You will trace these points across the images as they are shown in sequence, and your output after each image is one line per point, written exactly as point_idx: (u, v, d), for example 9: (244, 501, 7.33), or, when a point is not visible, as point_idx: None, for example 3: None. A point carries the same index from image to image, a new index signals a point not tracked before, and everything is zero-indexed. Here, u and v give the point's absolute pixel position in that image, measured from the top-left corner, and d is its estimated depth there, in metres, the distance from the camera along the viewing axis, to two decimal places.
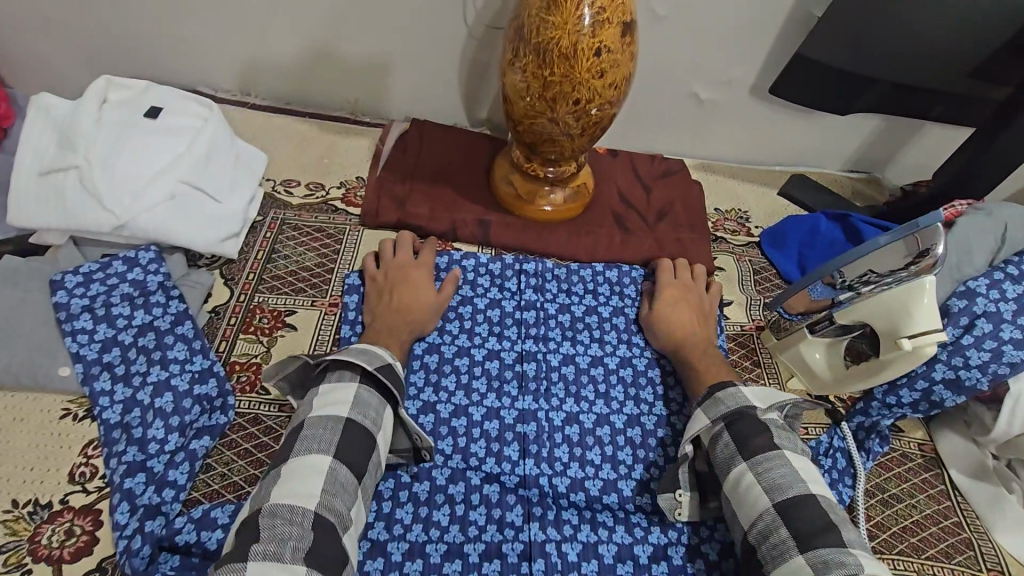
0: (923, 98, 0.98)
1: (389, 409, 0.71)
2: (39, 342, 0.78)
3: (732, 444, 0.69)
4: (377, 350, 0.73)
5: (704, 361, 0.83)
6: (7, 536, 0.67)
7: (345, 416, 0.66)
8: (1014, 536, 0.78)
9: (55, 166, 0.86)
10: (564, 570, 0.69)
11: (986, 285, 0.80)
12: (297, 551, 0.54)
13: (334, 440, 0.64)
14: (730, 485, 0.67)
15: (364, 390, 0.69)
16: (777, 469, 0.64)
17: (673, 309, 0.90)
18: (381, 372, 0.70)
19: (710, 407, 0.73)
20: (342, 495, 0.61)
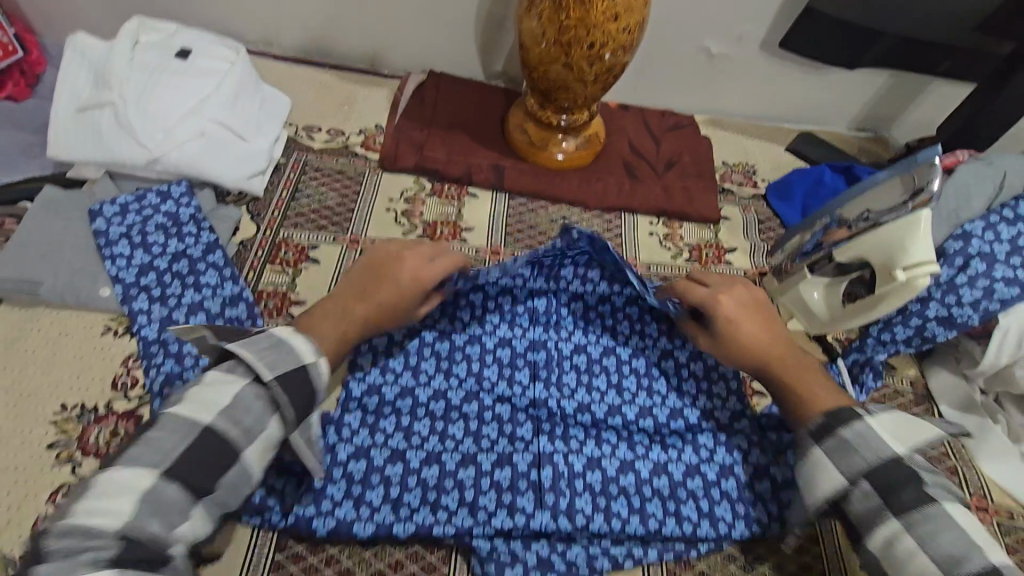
0: (930, 52, 1.00)
1: (276, 422, 0.58)
2: (81, 264, 0.83)
3: (876, 495, 0.59)
4: (295, 343, 0.60)
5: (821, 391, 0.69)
6: (59, 434, 0.72)
7: (205, 424, 0.54)
8: (995, 463, 0.83)
9: (91, 103, 0.91)
10: (570, 479, 0.74)
11: (982, 228, 0.84)
12: (97, 561, 0.46)
13: (171, 455, 0.52)
14: (879, 545, 0.57)
15: (251, 394, 0.57)
16: (941, 534, 0.55)
17: (748, 321, 0.73)
18: (277, 381, 0.58)
19: (838, 455, 0.62)
20: (165, 515, 0.51)
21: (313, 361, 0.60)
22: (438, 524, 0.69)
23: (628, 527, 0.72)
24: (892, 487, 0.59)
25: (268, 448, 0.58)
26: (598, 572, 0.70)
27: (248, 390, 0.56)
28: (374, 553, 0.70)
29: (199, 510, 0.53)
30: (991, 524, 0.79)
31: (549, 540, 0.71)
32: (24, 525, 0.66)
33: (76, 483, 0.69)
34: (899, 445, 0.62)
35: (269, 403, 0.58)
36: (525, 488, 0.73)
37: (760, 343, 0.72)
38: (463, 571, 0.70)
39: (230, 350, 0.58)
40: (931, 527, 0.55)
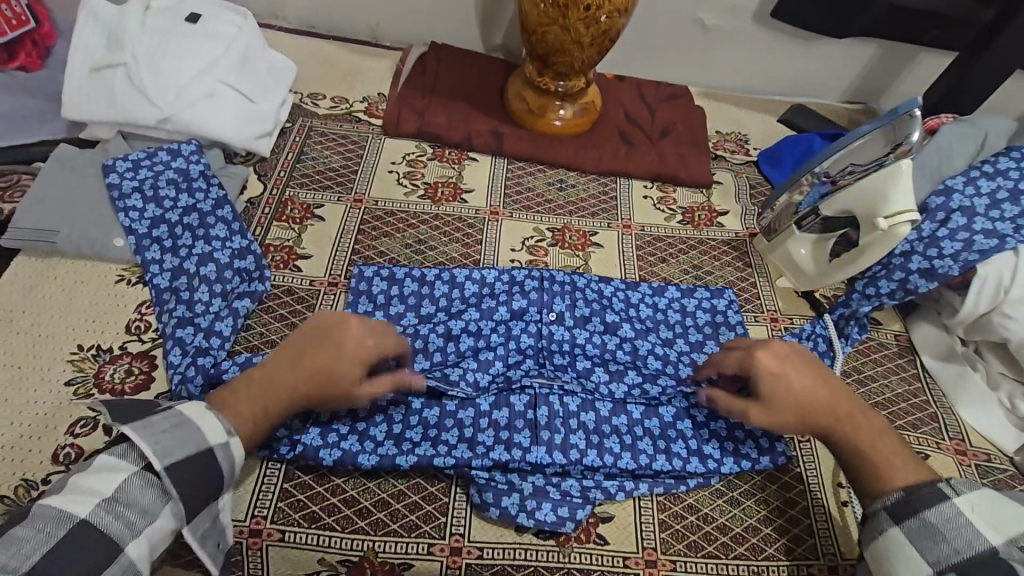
0: (915, 20, 1.03)
1: (169, 511, 0.57)
2: (95, 216, 0.86)
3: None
4: (200, 424, 0.60)
5: (882, 451, 0.66)
6: (76, 372, 0.76)
7: (76, 517, 0.53)
8: (975, 409, 0.86)
9: (106, 64, 0.94)
10: (564, 418, 0.77)
11: (963, 182, 0.87)
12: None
13: (34, 554, 0.50)
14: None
15: (139, 484, 0.56)
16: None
17: (806, 391, 0.68)
18: (171, 468, 0.57)
19: (923, 542, 0.59)
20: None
21: (222, 443, 0.61)
22: (438, 456, 0.73)
23: (621, 462, 0.75)
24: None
25: (157, 539, 0.56)
26: (592, 502, 0.73)
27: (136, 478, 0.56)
28: (377, 484, 0.73)
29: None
30: (970, 465, 0.82)
31: (545, 473, 0.74)
32: (44, 453, 0.69)
33: (93, 416, 0.73)
34: (996, 538, 0.57)
35: (158, 493, 0.57)
36: (522, 426, 0.76)
37: (818, 403, 0.68)
38: (463, 501, 0.73)
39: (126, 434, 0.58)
40: None
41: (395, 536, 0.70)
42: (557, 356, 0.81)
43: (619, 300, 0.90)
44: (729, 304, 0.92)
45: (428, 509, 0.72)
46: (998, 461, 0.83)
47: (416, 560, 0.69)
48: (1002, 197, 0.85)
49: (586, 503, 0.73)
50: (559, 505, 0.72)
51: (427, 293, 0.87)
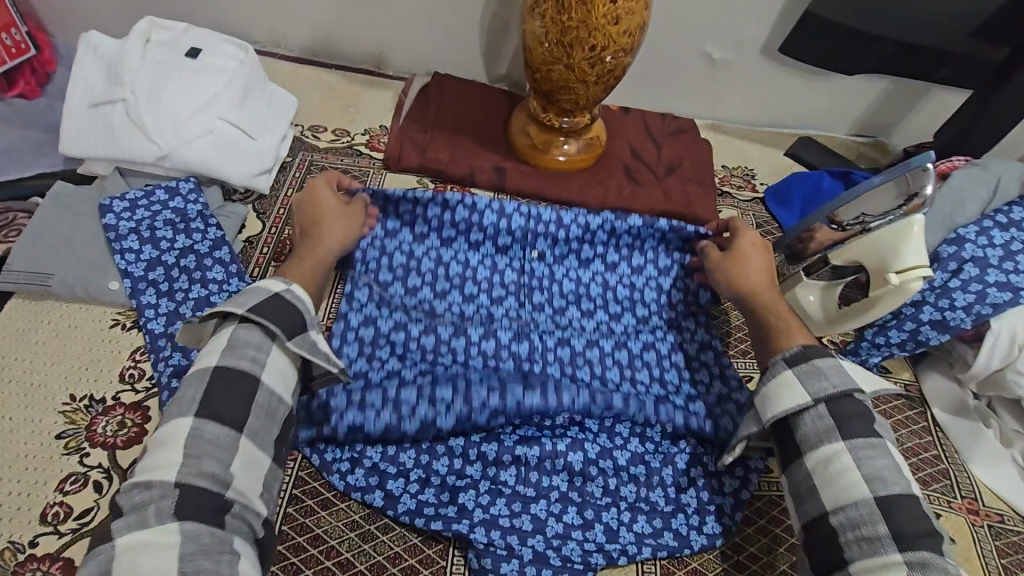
0: (929, 60, 1.01)
1: (277, 348, 0.65)
2: (90, 259, 0.85)
3: (829, 418, 0.65)
4: (262, 285, 0.68)
5: (784, 319, 0.78)
6: (67, 425, 0.74)
7: (212, 366, 0.61)
8: (988, 466, 0.84)
9: (104, 100, 0.93)
10: (552, 459, 0.77)
11: (975, 232, 0.85)
12: (161, 511, 0.53)
13: (197, 399, 0.59)
14: (819, 459, 0.64)
15: (241, 331, 0.64)
16: (878, 459, 0.62)
17: (752, 256, 0.86)
18: (252, 311, 0.64)
19: (808, 379, 0.67)
20: (220, 457, 0.58)
21: (284, 287, 0.68)
22: (436, 520, 0.72)
23: (635, 525, 0.75)
24: (845, 417, 0.65)
25: (280, 369, 0.65)
26: (593, 567, 0.72)
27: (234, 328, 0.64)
28: (372, 545, 0.72)
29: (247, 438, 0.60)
30: (981, 526, 0.80)
31: (546, 534, 0.72)
32: (33, 512, 0.68)
33: (84, 472, 0.71)
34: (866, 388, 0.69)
35: (261, 333, 0.64)
36: (509, 462, 0.77)
37: (759, 271, 0.84)
38: (460, 565, 0.72)
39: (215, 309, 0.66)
40: (869, 453, 0.62)
41: None
42: (536, 292, 0.92)
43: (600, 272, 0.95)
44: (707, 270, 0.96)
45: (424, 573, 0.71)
46: (1011, 522, 0.81)
47: None
48: (1016, 249, 0.83)
49: (587, 569, 0.72)
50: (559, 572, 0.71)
51: (420, 256, 0.92)
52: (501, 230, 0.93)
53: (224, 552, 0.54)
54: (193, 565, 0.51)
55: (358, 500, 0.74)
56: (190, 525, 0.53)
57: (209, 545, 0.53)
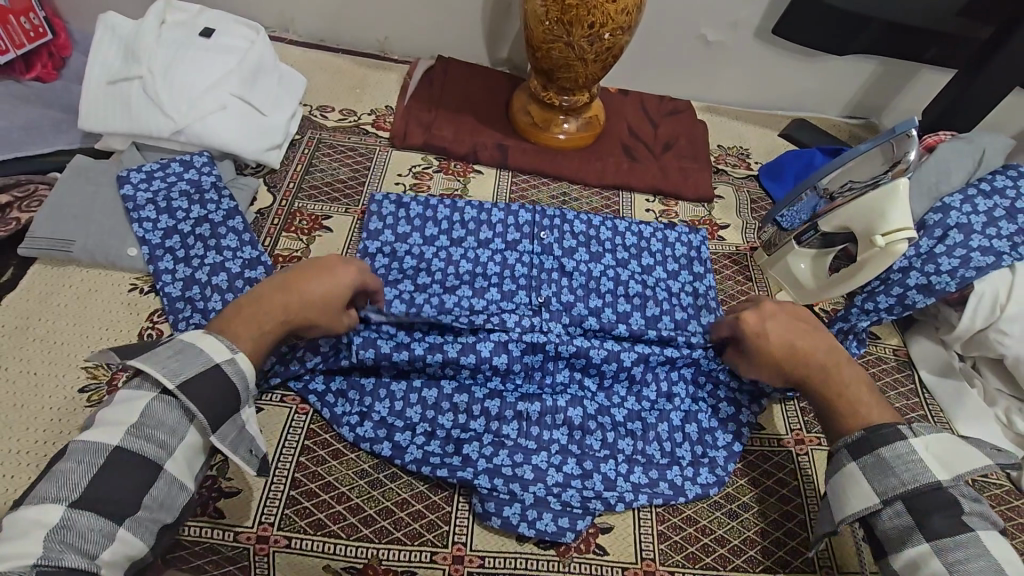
0: (917, 38, 1.05)
1: (194, 428, 0.61)
2: (108, 226, 0.89)
3: (907, 516, 0.61)
4: (202, 347, 0.61)
5: (845, 396, 0.70)
6: (89, 379, 0.78)
7: (113, 445, 0.56)
8: (974, 424, 0.87)
9: (122, 77, 0.97)
10: (552, 413, 0.82)
11: (960, 200, 0.88)
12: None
13: (81, 481, 0.54)
14: (904, 563, 0.59)
15: (161, 404, 0.59)
16: (971, 561, 0.56)
17: (782, 332, 0.74)
18: (181, 389, 0.59)
19: (875, 474, 0.63)
20: (82, 546, 0.52)
21: (226, 359, 0.62)
22: (442, 467, 0.76)
23: (632, 475, 0.78)
24: (926, 513, 0.60)
25: (189, 456, 0.60)
26: (592, 513, 0.75)
27: (155, 403, 0.58)
28: (383, 492, 0.75)
29: (128, 528, 0.55)
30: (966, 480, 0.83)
31: (546, 483, 0.76)
32: None
33: None
34: (947, 476, 0.61)
35: (181, 412, 0.60)
36: (511, 417, 0.81)
37: (798, 353, 0.73)
38: (465, 510, 0.75)
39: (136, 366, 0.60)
40: (959, 553, 0.57)
41: (398, 542, 0.72)
42: (547, 232, 0.98)
43: (607, 231, 1.00)
44: (702, 242, 1.02)
45: (431, 518, 0.74)
46: (994, 476, 0.84)
47: (418, 568, 0.71)
48: (999, 215, 0.87)
49: (586, 514, 0.75)
50: (560, 515, 0.74)
51: (431, 217, 0.97)
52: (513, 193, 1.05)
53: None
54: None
55: (366, 450, 0.77)
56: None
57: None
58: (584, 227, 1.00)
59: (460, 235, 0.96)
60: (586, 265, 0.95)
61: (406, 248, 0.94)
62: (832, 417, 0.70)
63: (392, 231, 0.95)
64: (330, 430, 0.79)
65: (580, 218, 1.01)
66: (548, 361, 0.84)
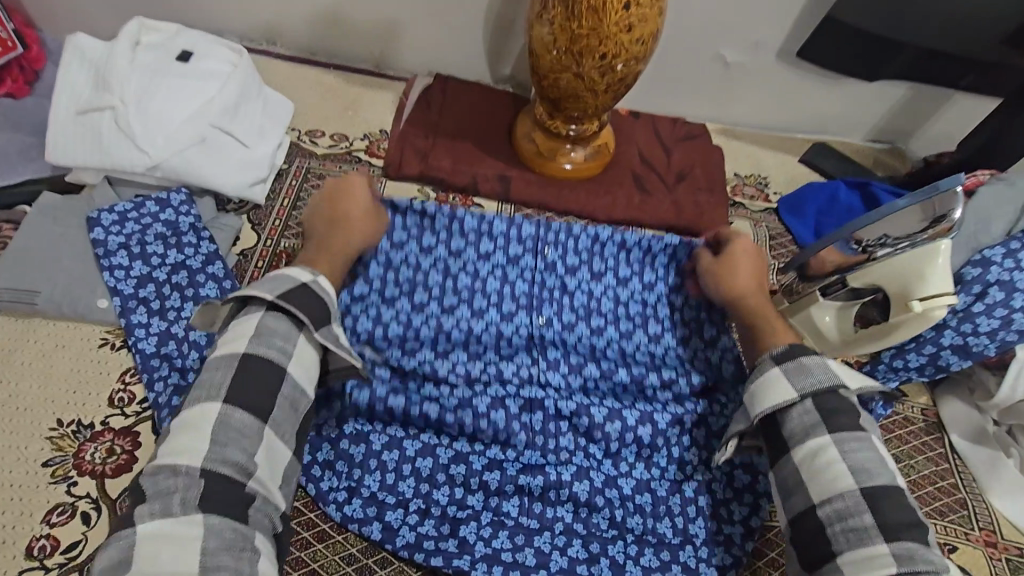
0: (956, 66, 0.96)
1: (304, 336, 0.66)
2: (77, 275, 0.82)
3: (814, 413, 0.65)
4: (291, 272, 0.68)
5: (771, 319, 0.78)
6: (54, 451, 0.72)
7: (241, 352, 0.61)
8: (1007, 497, 0.81)
9: (91, 107, 0.89)
10: (556, 487, 0.75)
11: (1001, 254, 0.81)
12: (186, 500, 0.53)
13: (224, 385, 0.59)
14: (803, 455, 0.63)
15: (270, 318, 0.64)
16: (863, 452, 0.61)
17: (742, 261, 0.84)
18: (285, 299, 0.65)
19: (794, 376, 0.67)
20: (244, 446, 0.58)
21: (312, 278, 0.68)
22: (437, 553, 0.70)
23: (642, 558, 0.73)
24: (830, 412, 0.64)
25: (304, 362, 0.65)
26: None
27: (267, 316, 0.64)
28: None
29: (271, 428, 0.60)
30: (999, 559, 0.78)
31: (549, 569, 0.71)
32: (18, 546, 0.65)
33: (71, 502, 0.69)
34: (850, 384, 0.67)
35: (289, 321, 0.65)
36: (511, 492, 0.75)
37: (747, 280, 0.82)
38: None
39: (240, 297, 0.66)
40: (854, 445, 0.62)
41: None
42: (549, 277, 0.87)
43: (612, 276, 0.88)
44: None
45: None
46: None
47: None
48: None
49: None
50: None
51: (425, 254, 0.85)
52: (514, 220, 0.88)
53: (245, 550, 0.53)
54: (213, 561, 0.51)
55: (355, 532, 0.72)
56: (214, 519, 0.53)
57: (232, 541, 0.53)
58: (589, 273, 0.88)
59: (456, 284, 0.84)
60: (590, 315, 0.86)
61: (402, 257, 0.84)
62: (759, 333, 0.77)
63: (384, 262, 0.83)
64: (316, 509, 0.73)
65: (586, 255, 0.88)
66: (549, 423, 0.78)
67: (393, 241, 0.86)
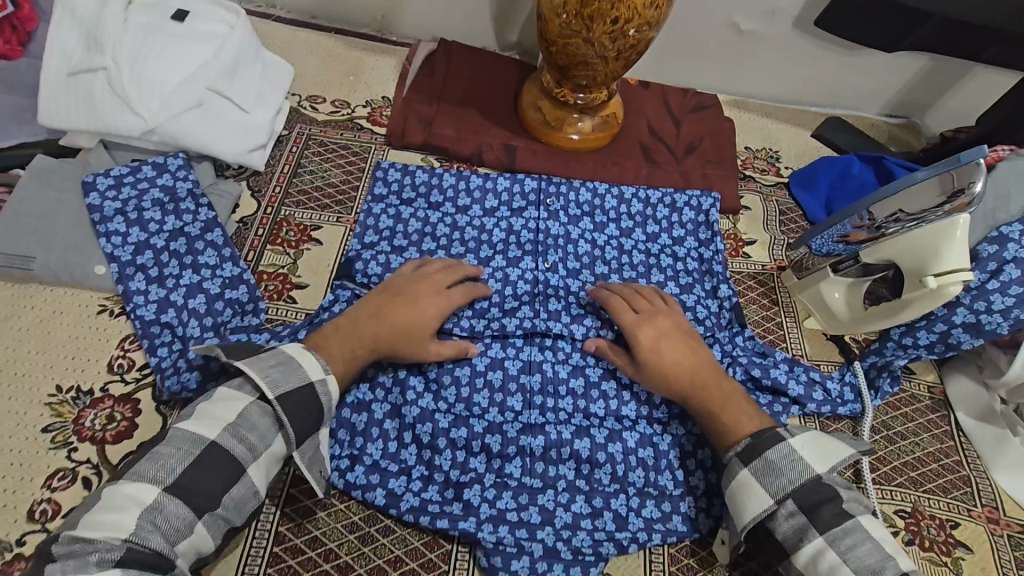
0: (980, 36, 0.93)
1: (280, 439, 0.63)
2: (73, 240, 0.80)
3: (801, 514, 0.61)
4: (303, 362, 0.64)
5: (725, 408, 0.71)
6: (54, 417, 0.71)
7: (209, 439, 0.58)
8: (1012, 474, 0.81)
9: (84, 67, 0.86)
10: (557, 447, 0.75)
11: (1019, 231, 0.78)
12: (104, 560, 0.51)
13: (176, 468, 0.56)
14: (805, 561, 0.60)
15: (256, 410, 0.61)
16: (859, 546, 0.58)
17: (668, 345, 0.75)
18: (279, 399, 0.62)
19: (764, 476, 0.64)
20: (165, 531, 0.54)
21: (321, 378, 0.64)
22: (441, 517, 0.69)
23: (644, 510, 0.73)
24: (814, 508, 0.61)
25: (269, 464, 0.62)
26: (604, 558, 0.70)
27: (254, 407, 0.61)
28: (374, 549, 0.69)
29: (203, 523, 0.56)
30: (1001, 535, 0.78)
31: (555, 526, 0.70)
32: (20, 510, 0.65)
33: (72, 468, 0.68)
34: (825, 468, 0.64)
35: (273, 420, 0.62)
36: (514, 454, 0.74)
37: (686, 372, 0.73)
38: (467, 566, 0.69)
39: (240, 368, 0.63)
40: (850, 541, 0.59)
41: None
42: (552, 250, 0.89)
43: (613, 249, 0.91)
44: (717, 256, 0.93)
45: None
46: None
47: None
48: None
49: (598, 560, 0.69)
50: (571, 565, 0.69)
51: (430, 232, 0.89)
52: (514, 194, 0.94)
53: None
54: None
55: (358, 499, 0.71)
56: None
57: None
58: (590, 246, 0.91)
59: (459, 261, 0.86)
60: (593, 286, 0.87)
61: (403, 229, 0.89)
62: (715, 429, 0.70)
63: (388, 242, 0.87)
64: None
65: (586, 231, 0.92)
66: (549, 397, 0.78)
67: (399, 221, 0.90)
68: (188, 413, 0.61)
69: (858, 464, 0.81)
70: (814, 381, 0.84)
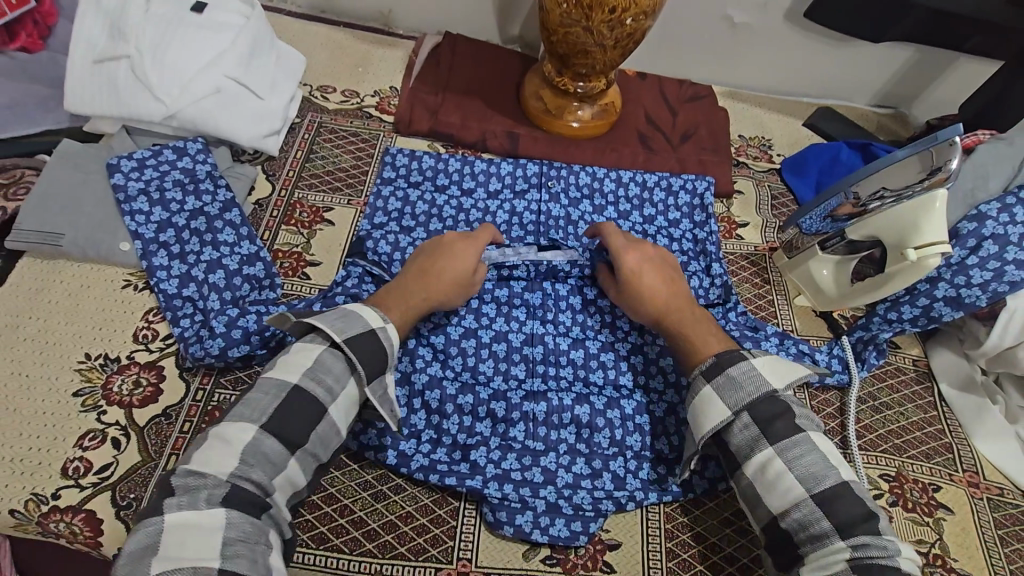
0: (962, 27, 0.98)
1: (354, 382, 0.65)
2: (99, 219, 0.84)
3: (753, 426, 0.65)
4: (363, 314, 0.67)
5: (695, 331, 0.75)
6: (84, 383, 0.75)
7: (292, 383, 0.62)
8: (991, 441, 0.85)
9: (108, 56, 0.91)
10: (558, 413, 0.79)
11: (996, 209, 0.83)
12: (213, 496, 0.54)
13: (268, 410, 0.60)
14: (755, 469, 0.64)
15: (330, 356, 0.64)
16: (807, 456, 0.62)
17: (648, 272, 0.80)
18: (349, 342, 0.64)
19: (725, 391, 0.67)
20: (267, 466, 0.58)
21: (381, 326, 0.67)
22: (449, 476, 0.74)
23: (641, 472, 0.77)
24: (769, 419, 0.65)
25: (348, 406, 0.65)
26: (603, 514, 0.74)
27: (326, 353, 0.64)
28: (386, 506, 0.73)
29: (296, 459, 0.60)
30: (981, 497, 0.82)
31: (556, 485, 0.75)
32: (54, 467, 0.69)
33: (102, 429, 0.72)
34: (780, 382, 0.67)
35: (346, 364, 0.65)
36: (517, 419, 0.78)
37: (663, 298, 0.78)
38: (474, 521, 0.73)
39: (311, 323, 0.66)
40: (799, 452, 0.62)
41: (401, 559, 0.70)
42: (553, 231, 0.94)
43: None
44: (711, 237, 0.97)
45: (435, 533, 0.72)
46: (1011, 495, 0.82)
47: None
48: None
49: (597, 516, 0.73)
50: (572, 520, 0.73)
51: (437, 213, 0.93)
52: (517, 178, 0.98)
53: (259, 543, 0.55)
54: (231, 551, 0.52)
55: (371, 460, 0.75)
56: (235, 513, 0.54)
57: (249, 533, 0.54)
58: None
59: None
60: None
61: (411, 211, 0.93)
62: (683, 350, 0.74)
63: (397, 222, 0.91)
64: None
65: (585, 213, 0.96)
66: (550, 366, 0.83)
67: (407, 205, 0.94)
68: (272, 366, 0.64)
69: (845, 431, 0.85)
70: (804, 352, 0.87)
